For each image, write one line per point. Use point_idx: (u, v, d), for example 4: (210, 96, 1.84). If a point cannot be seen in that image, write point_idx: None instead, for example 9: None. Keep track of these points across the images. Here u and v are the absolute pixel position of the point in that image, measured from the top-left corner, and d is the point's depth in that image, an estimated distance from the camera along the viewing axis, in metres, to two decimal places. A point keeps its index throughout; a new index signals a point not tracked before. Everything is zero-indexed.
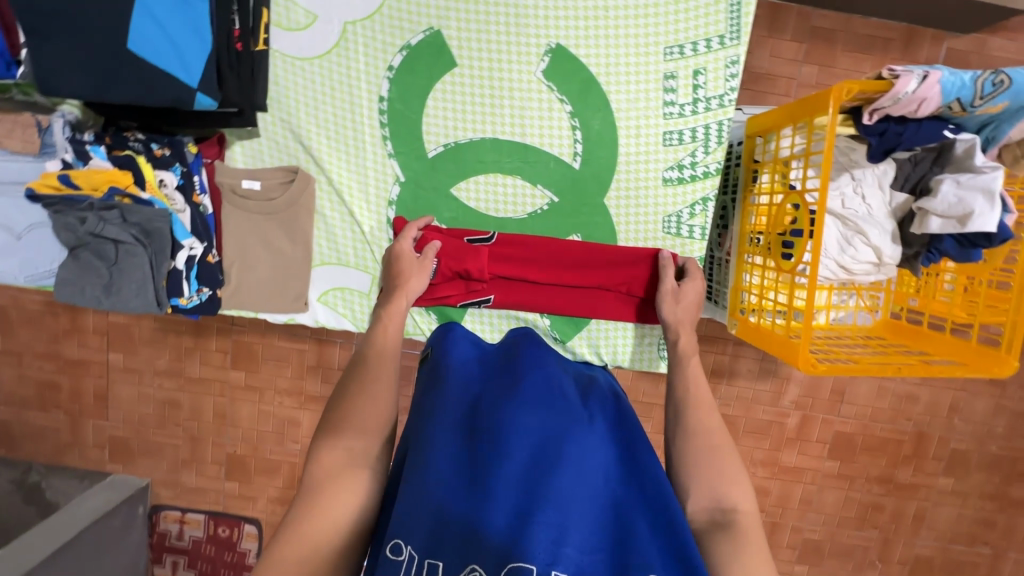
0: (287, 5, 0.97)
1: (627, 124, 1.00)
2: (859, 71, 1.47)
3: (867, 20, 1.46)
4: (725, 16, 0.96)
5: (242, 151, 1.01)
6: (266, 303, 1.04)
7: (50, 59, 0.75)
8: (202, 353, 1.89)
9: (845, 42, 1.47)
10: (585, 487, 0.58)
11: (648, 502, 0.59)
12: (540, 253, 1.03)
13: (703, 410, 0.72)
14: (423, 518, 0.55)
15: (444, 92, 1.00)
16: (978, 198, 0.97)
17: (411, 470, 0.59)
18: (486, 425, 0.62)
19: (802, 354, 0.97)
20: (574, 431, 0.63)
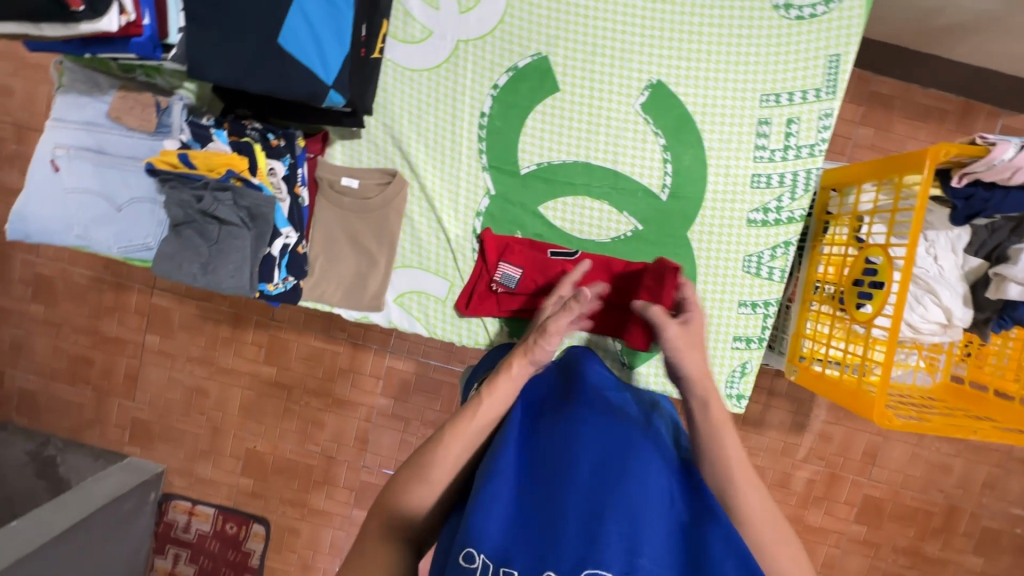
0: (406, 20, 1.02)
1: (717, 162, 1.03)
2: (918, 136, 1.51)
3: (925, 90, 1.50)
4: (822, 71, 0.99)
5: (343, 150, 1.06)
6: (344, 298, 1.06)
7: (202, 44, 0.79)
8: (237, 344, 1.90)
9: (903, 109, 1.50)
10: (650, 501, 0.63)
11: (712, 516, 0.64)
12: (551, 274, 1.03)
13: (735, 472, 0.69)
14: (494, 526, 0.60)
15: (543, 114, 1.04)
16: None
17: (482, 482, 0.64)
18: (551, 435, 0.68)
19: (878, 408, 0.97)
20: (636, 447, 0.68)
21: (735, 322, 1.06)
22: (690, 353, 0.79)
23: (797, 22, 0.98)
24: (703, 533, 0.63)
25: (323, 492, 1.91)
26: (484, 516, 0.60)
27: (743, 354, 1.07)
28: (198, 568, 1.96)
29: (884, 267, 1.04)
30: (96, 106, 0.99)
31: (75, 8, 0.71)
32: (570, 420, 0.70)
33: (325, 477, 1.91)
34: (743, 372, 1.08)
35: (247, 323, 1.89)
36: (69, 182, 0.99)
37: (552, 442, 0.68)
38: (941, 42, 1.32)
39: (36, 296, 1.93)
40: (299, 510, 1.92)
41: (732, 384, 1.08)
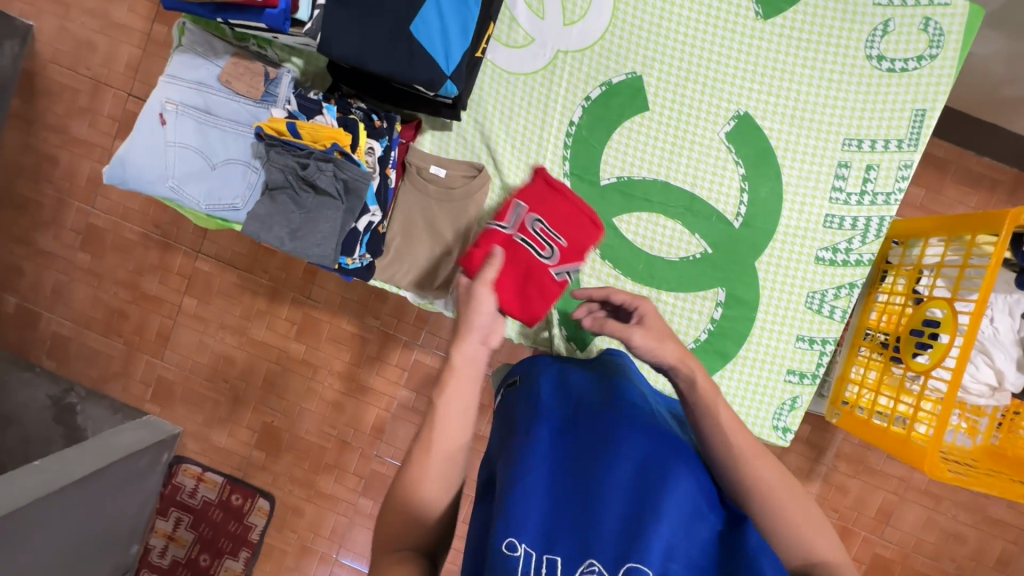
0: (511, 26, 1.07)
1: (793, 197, 1.06)
2: (967, 202, 1.50)
3: (979, 158, 1.50)
4: (906, 124, 1.03)
5: (432, 140, 1.11)
6: (413, 281, 1.09)
7: (343, 24, 0.86)
8: (271, 318, 1.92)
9: (955, 174, 1.51)
10: (686, 509, 0.65)
11: (746, 526, 0.66)
12: (570, 222, 0.92)
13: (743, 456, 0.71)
14: (532, 520, 0.63)
15: (629, 130, 1.07)
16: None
17: (519, 470, 0.67)
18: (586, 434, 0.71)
19: (931, 459, 0.99)
20: (673, 456, 0.70)
21: (790, 356, 1.07)
22: (667, 340, 0.79)
23: (887, 74, 1.02)
24: (745, 533, 0.65)
25: (333, 476, 1.92)
26: (523, 504, 0.63)
27: (794, 388, 1.08)
28: (198, 534, 1.96)
29: (948, 321, 1.05)
30: (210, 68, 1.05)
31: None
32: (606, 422, 0.73)
33: (337, 461, 1.92)
34: (792, 406, 1.08)
35: (283, 298, 1.91)
36: (172, 136, 1.03)
37: (587, 441, 0.71)
38: (1005, 114, 1.35)
39: (85, 245, 1.94)
40: (307, 490, 1.93)
41: (780, 417, 1.08)
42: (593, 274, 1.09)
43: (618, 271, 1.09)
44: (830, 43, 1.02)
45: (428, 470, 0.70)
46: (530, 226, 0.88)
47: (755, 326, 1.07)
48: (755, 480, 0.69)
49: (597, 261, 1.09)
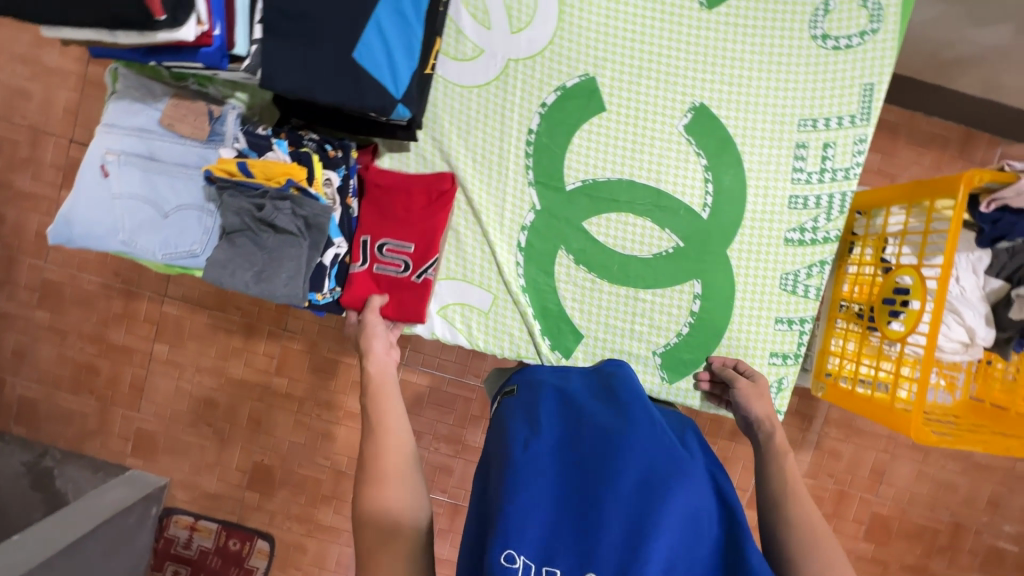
0: (458, 39, 1.05)
1: (755, 183, 1.07)
2: (923, 162, 1.55)
3: (930, 119, 1.55)
4: (857, 99, 1.05)
5: (390, 163, 1.08)
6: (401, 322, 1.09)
7: (281, 57, 0.83)
8: (249, 355, 1.86)
9: (908, 136, 1.56)
10: (686, 522, 0.64)
11: (745, 541, 0.65)
12: (419, 231, 1.03)
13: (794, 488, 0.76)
14: (533, 532, 0.61)
15: (589, 133, 1.07)
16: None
17: (524, 480, 0.64)
18: (592, 439, 0.68)
19: (915, 424, 1.01)
20: (679, 465, 0.68)
21: (771, 338, 1.08)
22: (758, 401, 0.95)
23: (833, 52, 1.04)
24: (744, 553, 0.64)
25: (332, 508, 1.88)
26: (524, 520, 0.61)
27: (779, 369, 1.09)
28: None
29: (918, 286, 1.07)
30: (149, 113, 1.00)
31: (157, 17, 0.72)
32: (610, 433, 0.69)
33: (335, 492, 1.88)
34: (779, 388, 1.09)
35: (259, 333, 1.85)
36: (118, 187, 0.98)
37: (592, 447, 0.67)
38: (949, 75, 1.39)
39: (43, 302, 1.85)
40: (307, 526, 1.88)
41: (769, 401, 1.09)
42: (569, 280, 1.08)
43: (594, 274, 1.08)
44: (774, 26, 1.03)
45: (386, 463, 0.74)
46: (380, 253, 1.03)
47: (734, 314, 1.08)
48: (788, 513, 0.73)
49: (572, 267, 1.08)
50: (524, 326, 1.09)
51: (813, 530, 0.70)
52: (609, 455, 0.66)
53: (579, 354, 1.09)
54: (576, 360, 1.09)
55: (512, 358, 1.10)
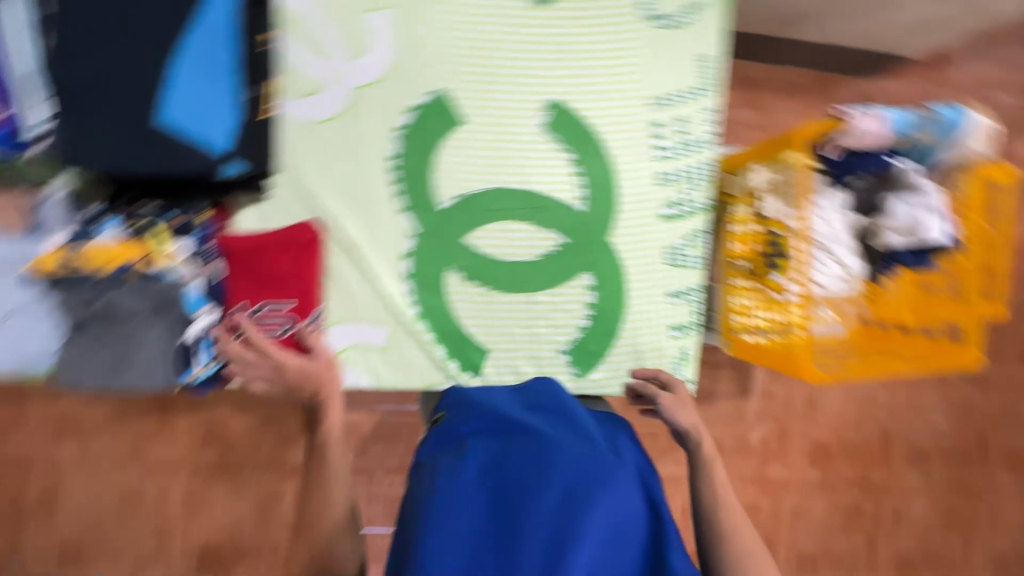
0: (294, 74, 1.00)
1: (623, 168, 1.09)
2: (791, 109, 1.59)
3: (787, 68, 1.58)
4: (693, 73, 1.10)
5: (248, 217, 1.00)
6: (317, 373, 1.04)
7: (84, 136, 0.83)
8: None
9: (774, 88, 1.59)
10: (612, 531, 0.66)
11: (667, 544, 0.69)
12: (297, 278, 0.97)
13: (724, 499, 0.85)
14: (457, 560, 0.64)
15: (452, 148, 1.05)
16: (937, 214, 1.11)
17: (451, 512, 0.66)
18: (518, 461, 0.69)
19: (805, 366, 1.09)
20: (605, 474, 0.69)
21: (667, 313, 1.12)
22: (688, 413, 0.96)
23: (665, 31, 1.08)
24: (663, 553, 0.68)
25: None
26: (448, 552, 0.64)
27: (681, 340, 1.13)
28: None
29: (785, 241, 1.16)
30: None
31: None
32: (538, 452, 0.69)
33: None
34: (685, 357, 1.14)
35: None
36: None
37: (518, 468, 0.69)
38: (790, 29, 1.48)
39: None
40: None
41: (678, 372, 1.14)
42: (463, 297, 1.07)
43: (486, 287, 1.07)
44: (608, 16, 1.06)
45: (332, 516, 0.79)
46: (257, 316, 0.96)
47: (628, 297, 1.10)
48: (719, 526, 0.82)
49: (463, 284, 1.07)
50: (428, 352, 1.07)
51: (745, 548, 0.80)
52: (533, 473, 0.68)
53: (488, 370, 1.08)
54: (486, 376, 1.08)
55: (423, 388, 1.08)
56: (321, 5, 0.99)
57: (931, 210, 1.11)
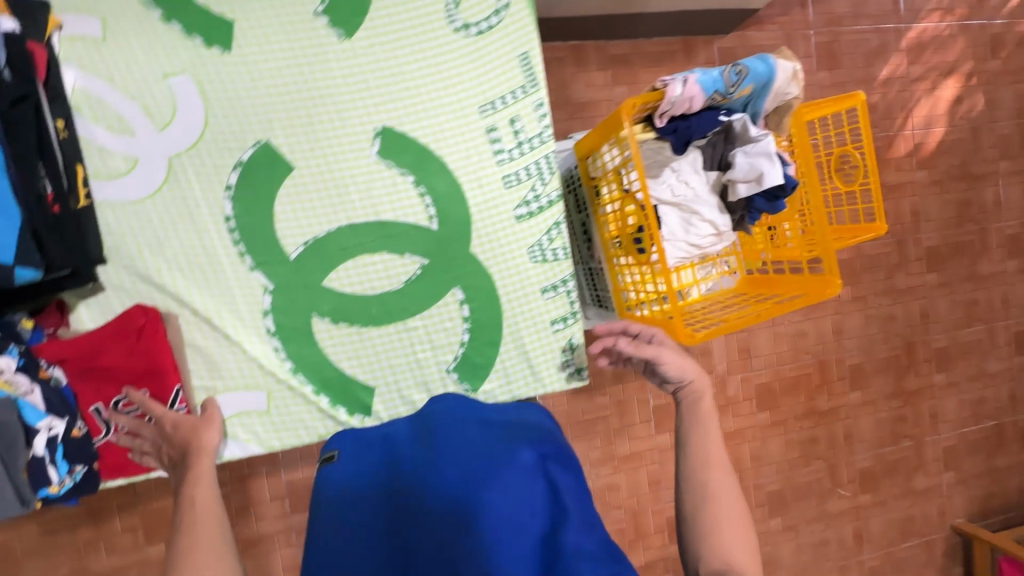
0: (103, 156, 0.96)
1: (467, 179, 1.09)
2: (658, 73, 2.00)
3: (649, 41, 1.98)
4: (519, 70, 1.10)
5: (89, 310, 0.96)
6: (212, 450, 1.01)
7: None
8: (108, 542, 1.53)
9: (639, 60, 1.97)
10: (508, 530, 0.61)
11: (568, 523, 0.63)
12: (135, 369, 0.93)
13: (708, 463, 0.90)
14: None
15: (288, 195, 1.03)
16: (773, 159, 1.13)
17: (348, 539, 0.65)
18: (411, 473, 0.67)
19: (679, 329, 1.12)
20: (496, 473, 0.64)
21: (546, 308, 1.13)
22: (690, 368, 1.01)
23: (478, 37, 1.08)
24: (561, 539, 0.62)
25: None
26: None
27: (566, 332, 1.14)
28: None
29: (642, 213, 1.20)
30: None
31: None
32: (424, 457, 0.67)
33: None
34: (573, 347, 1.14)
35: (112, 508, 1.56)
36: None
37: (411, 481, 0.66)
38: None
39: None
40: None
41: (569, 363, 1.14)
42: (335, 341, 1.05)
43: (357, 325, 1.05)
44: (416, 34, 1.06)
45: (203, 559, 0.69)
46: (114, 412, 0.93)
47: (503, 302, 1.11)
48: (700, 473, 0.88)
49: (333, 328, 1.05)
50: (312, 404, 1.04)
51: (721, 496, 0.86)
52: (424, 482, 0.65)
53: (378, 407, 1.07)
54: (377, 414, 1.07)
55: (316, 440, 1.06)
56: (114, 80, 0.96)
57: (767, 157, 1.14)
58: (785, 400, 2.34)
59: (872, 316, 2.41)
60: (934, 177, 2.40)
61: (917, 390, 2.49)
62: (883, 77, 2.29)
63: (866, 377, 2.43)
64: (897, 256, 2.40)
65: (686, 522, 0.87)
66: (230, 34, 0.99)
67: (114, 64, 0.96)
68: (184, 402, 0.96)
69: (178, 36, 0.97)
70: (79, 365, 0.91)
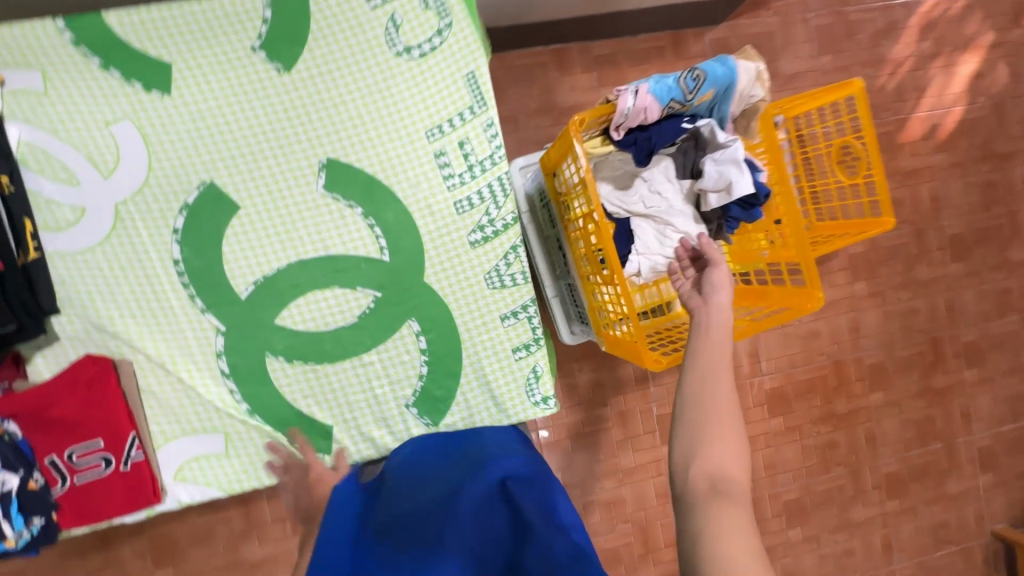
0: (51, 208, 0.97)
1: (418, 207, 1.06)
2: (648, 71, 1.87)
3: (635, 38, 1.85)
4: (467, 90, 1.06)
5: (45, 360, 0.97)
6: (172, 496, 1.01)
7: None
8: (118, 565, 1.57)
9: (626, 59, 1.85)
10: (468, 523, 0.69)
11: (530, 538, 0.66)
12: (87, 420, 0.93)
13: (716, 375, 0.73)
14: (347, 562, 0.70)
15: (236, 235, 1.02)
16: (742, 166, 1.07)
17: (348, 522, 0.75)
18: (405, 482, 0.81)
19: (644, 355, 1.10)
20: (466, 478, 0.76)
21: (506, 336, 1.09)
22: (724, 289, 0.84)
23: (421, 60, 1.04)
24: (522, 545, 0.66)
25: None
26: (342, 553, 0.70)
27: (529, 359, 1.10)
28: None
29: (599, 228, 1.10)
30: None
31: None
32: (415, 479, 0.81)
33: None
34: (538, 375, 1.10)
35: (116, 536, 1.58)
36: None
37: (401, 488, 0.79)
38: None
39: None
40: None
41: (535, 391, 1.10)
42: (290, 379, 1.03)
43: (311, 363, 1.04)
44: (356, 60, 1.03)
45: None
46: (70, 463, 0.94)
47: (461, 332, 1.07)
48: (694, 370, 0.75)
49: (287, 366, 1.03)
50: (270, 446, 1.03)
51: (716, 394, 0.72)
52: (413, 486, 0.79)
53: (344, 439, 1.05)
54: (343, 447, 1.05)
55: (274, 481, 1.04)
56: (59, 132, 0.97)
57: (736, 164, 1.07)
58: (799, 404, 2.20)
59: (892, 312, 2.24)
60: (954, 159, 2.22)
61: (944, 389, 2.32)
62: (893, 56, 2.12)
63: (888, 377, 2.27)
64: (917, 246, 2.23)
65: (677, 430, 0.72)
66: (169, 77, 0.98)
67: (58, 117, 0.96)
68: (140, 449, 0.96)
69: (118, 83, 0.97)
70: (31, 419, 0.92)
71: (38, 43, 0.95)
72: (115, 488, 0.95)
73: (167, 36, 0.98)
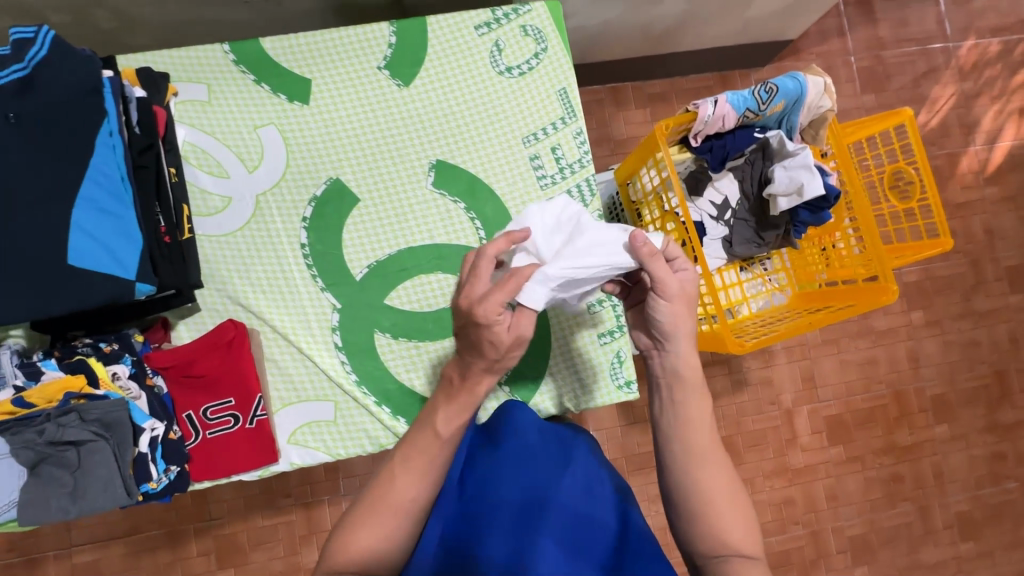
0: (203, 197, 1.13)
1: (513, 204, 1.18)
2: None
3: (686, 78, 1.99)
4: (558, 104, 1.20)
5: (187, 327, 1.10)
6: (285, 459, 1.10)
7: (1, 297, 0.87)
8: (185, 564, 1.61)
9: (676, 97, 1.98)
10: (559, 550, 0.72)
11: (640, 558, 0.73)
12: (225, 379, 1.05)
13: (699, 456, 0.76)
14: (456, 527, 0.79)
15: (354, 224, 1.15)
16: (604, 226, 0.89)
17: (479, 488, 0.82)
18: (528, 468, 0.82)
19: (729, 341, 1.14)
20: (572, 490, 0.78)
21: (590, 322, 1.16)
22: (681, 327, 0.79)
23: (521, 77, 1.20)
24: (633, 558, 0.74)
25: None
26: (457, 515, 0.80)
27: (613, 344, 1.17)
28: None
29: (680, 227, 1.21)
30: None
31: None
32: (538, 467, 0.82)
33: None
34: (621, 360, 1.17)
35: (185, 535, 1.61)
36: None
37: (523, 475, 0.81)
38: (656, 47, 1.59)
39: None
40: None
41: (618, 375, 1.16)
42: (394, 354, 1.13)
43: (415, 340, 1.14)
44: (465, 78, 1.19)
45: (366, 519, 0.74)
46: (204, 417, 1.06)
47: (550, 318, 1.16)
48: (673, 459, 0.77)
49: (393, 342, 1.13)
50: (374, 415, 1.11)
51: (703, 477, 0.75)
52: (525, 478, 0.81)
53: None
54: None
55: (376, 450, 1.13)
56: (215, 133, 1.14)
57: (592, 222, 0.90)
58: (860, 434, 2.15)
59: (952, 342, 2.21)
60: (1006, 192, 2.25)
61: (1010, 425, 2.24)
62: (936, 94, 2.22)
63: (952, 409, 2.21)
64: (973, 276, 2.23)
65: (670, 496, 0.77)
66: (309, 89, 1.16)
67: (215, 121, 1.14)
68: (265, 409, 1.07)
69: (267, 93, 1.15)
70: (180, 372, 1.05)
71: (205, 61, 1.14)
72: (242, 443, 1.06)
73: (310, 58, 1.16)
